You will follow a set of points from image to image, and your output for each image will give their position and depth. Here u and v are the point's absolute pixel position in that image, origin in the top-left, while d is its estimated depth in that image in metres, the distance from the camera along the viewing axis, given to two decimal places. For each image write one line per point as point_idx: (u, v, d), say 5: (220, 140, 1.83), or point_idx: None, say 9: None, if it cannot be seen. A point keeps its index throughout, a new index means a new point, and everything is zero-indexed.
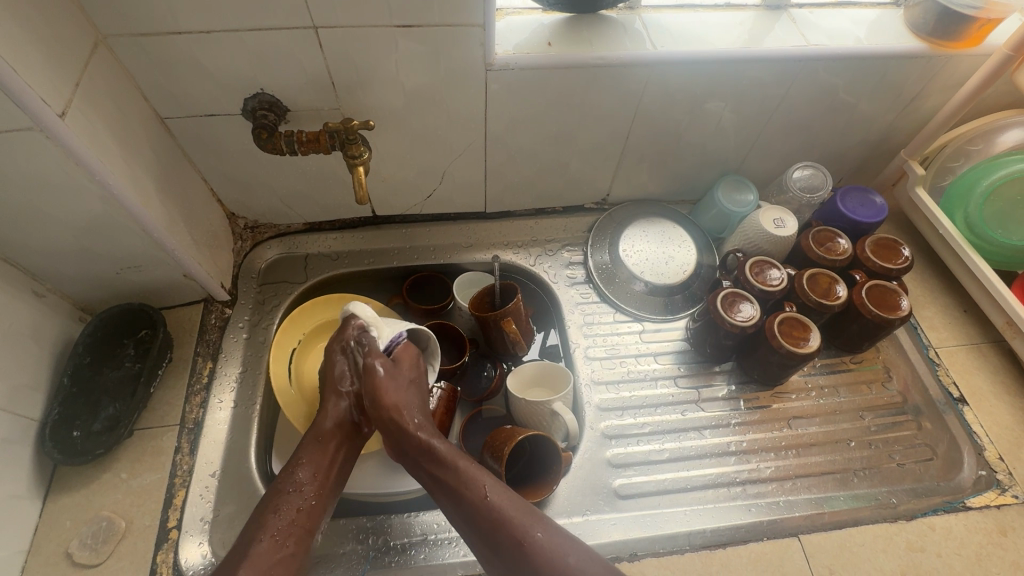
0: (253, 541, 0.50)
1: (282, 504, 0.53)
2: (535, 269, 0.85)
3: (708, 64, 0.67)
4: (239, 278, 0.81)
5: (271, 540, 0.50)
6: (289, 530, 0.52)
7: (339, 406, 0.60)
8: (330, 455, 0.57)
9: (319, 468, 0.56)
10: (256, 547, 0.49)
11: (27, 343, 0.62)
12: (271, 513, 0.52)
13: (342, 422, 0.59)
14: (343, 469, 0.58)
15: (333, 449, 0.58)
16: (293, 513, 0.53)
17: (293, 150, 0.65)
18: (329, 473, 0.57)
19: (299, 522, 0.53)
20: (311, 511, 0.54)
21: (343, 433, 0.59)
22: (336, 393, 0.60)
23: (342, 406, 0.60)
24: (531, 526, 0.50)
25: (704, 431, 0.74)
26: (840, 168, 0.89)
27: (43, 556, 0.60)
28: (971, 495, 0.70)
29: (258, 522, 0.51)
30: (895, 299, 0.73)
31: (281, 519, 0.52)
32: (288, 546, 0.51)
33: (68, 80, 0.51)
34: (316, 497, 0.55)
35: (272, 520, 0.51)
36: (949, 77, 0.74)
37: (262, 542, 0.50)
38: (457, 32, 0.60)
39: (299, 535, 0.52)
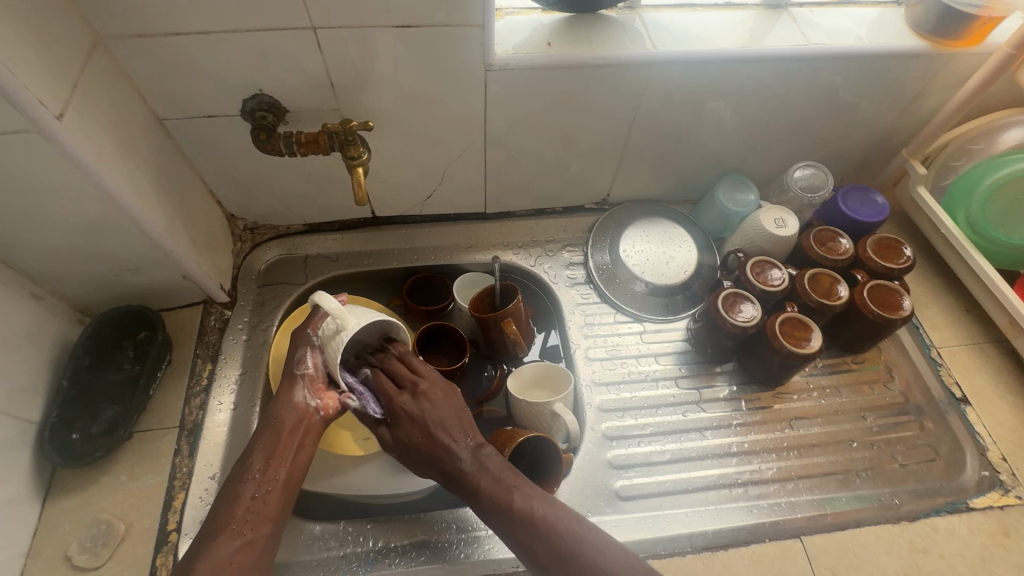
0: (210, 537, 0.50)
1: (237, 496, 0.52)
2: (536, 269, 0.85)
3: (708, 63, 0.67)
4: (239, 279, 0.80)
5: (225, 534, 0.50)
6: (245, 519, 0.51)
7: (295, 393, 0.59)
8: (287, 443, 0.56)
9: (274, 456, 0.55)
10: (210, 542, 0.49)
11: (26, 345, 0.62)
12: (229, 507, 0.52)
13: (298, 407, 0.58)
14: (305, 455, 0.57)
15: (289, 435, 0.57)
16: (252, 504, 0.52)
17: (292, 151, 0.65)
18: (286, 459, 0.55)
19: (257, 510, 0.52)
20: (271, 498, 0.53)
21: (300, 418, 0.58)
22: (292, 379, 0.60)
23: (298, 393, 0.59)
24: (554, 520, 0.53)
25: (706, 433, 0.74)
26: (842, 167, 0.89)
27: (43, 559, 0.60)
28: (974, 496, 0.70)
29: (215, 518, 0.51)
30: (897, 299, 0.72)
31: (238, 511, 0.51)
32: (247, 536, 0.51)
33: (65, 82, 0.50)
34: (273, 484, 0.54)
35: (226, 513, 0.51)
36: (951, 76, 0.73)
37: (217, 536, 0.50)
38: (456, 32, 0.60)
39: (258, 523, 0.52)
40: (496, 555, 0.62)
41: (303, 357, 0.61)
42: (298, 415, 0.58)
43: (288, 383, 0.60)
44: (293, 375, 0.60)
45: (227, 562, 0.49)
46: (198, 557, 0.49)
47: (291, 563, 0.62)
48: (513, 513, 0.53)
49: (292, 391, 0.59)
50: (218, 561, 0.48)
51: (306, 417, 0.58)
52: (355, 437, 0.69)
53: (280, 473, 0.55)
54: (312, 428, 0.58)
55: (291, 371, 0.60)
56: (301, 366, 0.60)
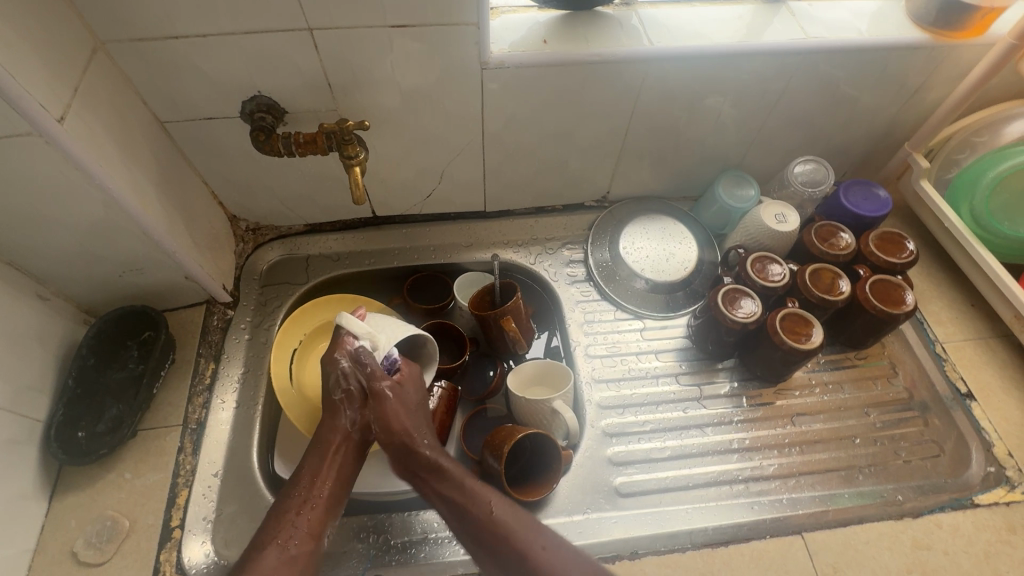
0: (256, 550, 0.51)
1: (284, 510, 0.54)
2: (535, 267, 0.85)
3: (706, 57, 0.67)
4: (242, 279, 0.81)
5: (271, 549, 0.51)
6: (290, 534, 0.52)
7: (340, 416, 0.59)
8: (332, 463, 0.57)
9: (319, 473, 0.56)
10: (256, 554, 0.50)
11: (33, 345, 0.63)
12: (276, 522, 0.53)
13: (342, 429, 0.59)
14: (348, 473, 0.58)
15: (335, 452, 0.57)
16: (297, 521, 0.53)
17: (290, 152, 0.65)
18: (333, 477, 0.56)
19: (304, 527, 0.53)
20: (315, 516, 0.54)
21: (344, 438, 0.58)
22: (333, 404, 0.59)
23: (342, 413, 0.59)
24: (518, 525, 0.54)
25: (707, 429, 0.73)
26: (844, 162, 0.88)
27: (50, 554, 0.61)
28: (979, 492, 0.69)
29: (263, 531, 0.53)
30: (900, 294, 0.72)
31: (285, 527, 0.53)
32: (291, 551, 0.52)
33: (67, 86, 0.51)
34: (318, 500, 0.55)
35: (273, 528, 0.53)
36: (952, 68, 0.73)
37: (262, 550, 0.51)
38: (452, 30, 0.60)
39: (303, 539, 0.53)
40: None
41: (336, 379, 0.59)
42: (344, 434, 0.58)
43: (330, 407, 0.60)
44: (333, 399, 0.59)
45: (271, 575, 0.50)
46: (243, 569, 0.50)
47: None
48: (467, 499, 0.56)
49: (335, 414, 0.59)
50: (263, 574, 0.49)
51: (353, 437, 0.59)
52: None
53: (324, 490, 0.56)
54: (357, 446, 0.59)
55: (329, 396, 0.60)
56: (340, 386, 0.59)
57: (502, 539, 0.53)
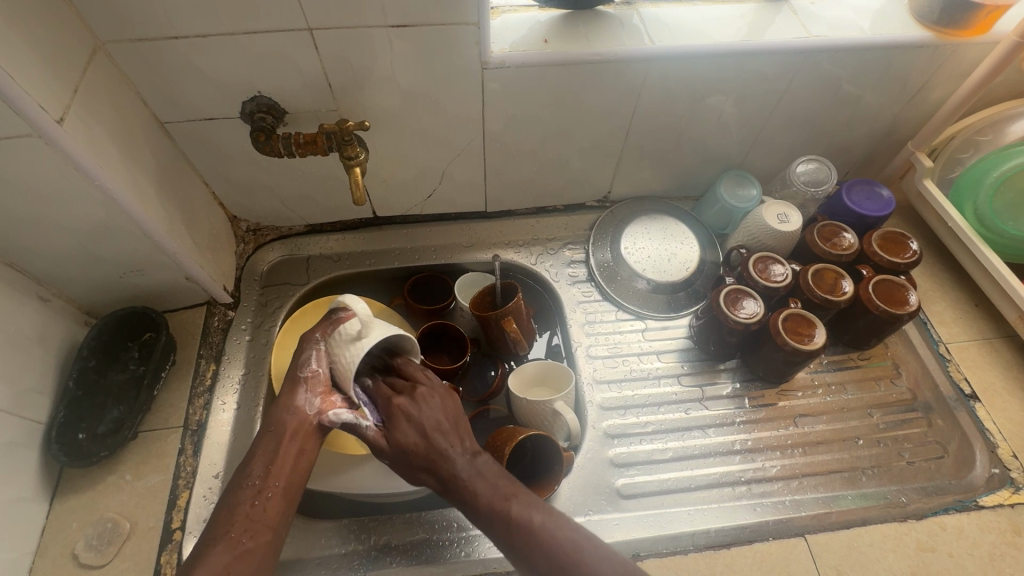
0: (208, 544, 0.47)
1: (237, 501, 0.50)
2: (537, 268, 0.85)
3: (708, 56, 0.66)
4: (243, 280, 0.81)
5: (222, 543, 0.47)
6: (244, 526, 0.49)
7: (298, 397, 0.56)
8: (288, 451, 0.54)
9: (274, 461, 0.53)
10: (206, 550, 0.46)
11: (34, 347, 0.63)
12: (228, 514, 0.49)
13: (301, 412, 0.56)
14: (306, 462, 0.55)
15: (291, 439, 0.54)
16: (252, 512, 0.50)
17: (291, 152, 0.65)
18: (290, 463, 0.53)
19: (259, 518, 0.49)
20: (271, 506, 0.51)
21: (301, 424, 0.55)
22: (295, 384, 0.57)
23: (300, 396, 0.56)
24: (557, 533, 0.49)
25: (709, 430, 0.73)
26: (846, 161, 0.87)
27: (51, 556, 0.61)
28: (983, 494, 0.68)
29: (213, 526, 0.49)
30: (903, 294, 0.71)
31: (238, 518, 0.49)
32: (246, 544, 0.48)
33: (67, 88, 0.51)
34: (274, 489, 0.52)
35: (226, 520, 0.49)
36: (956, 66, 0.72)
37: (212, 546, 0.47)
38: (453, 31, 0.60)
39: (259, 531, 0.49)
40: (497, 554, 0.62)
41: (308, 359, 0.58)
42: (303, 419, 0.55)
43: (290, 388, 0.57)
44: (295, 378, 0.57)
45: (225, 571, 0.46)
46: (192, 566, 0.46)
47: (295, 561, 0.62)
48: (508, 519, 0.50)
49: (294, 395, 0.57)
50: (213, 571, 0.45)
51: (311, 422, 0.56)
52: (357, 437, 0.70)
53: (281, 479, 0.52)
54: (315, 432, 0.56)
55: (293, 374, 0.58)
56: (306, 368, 0.58)
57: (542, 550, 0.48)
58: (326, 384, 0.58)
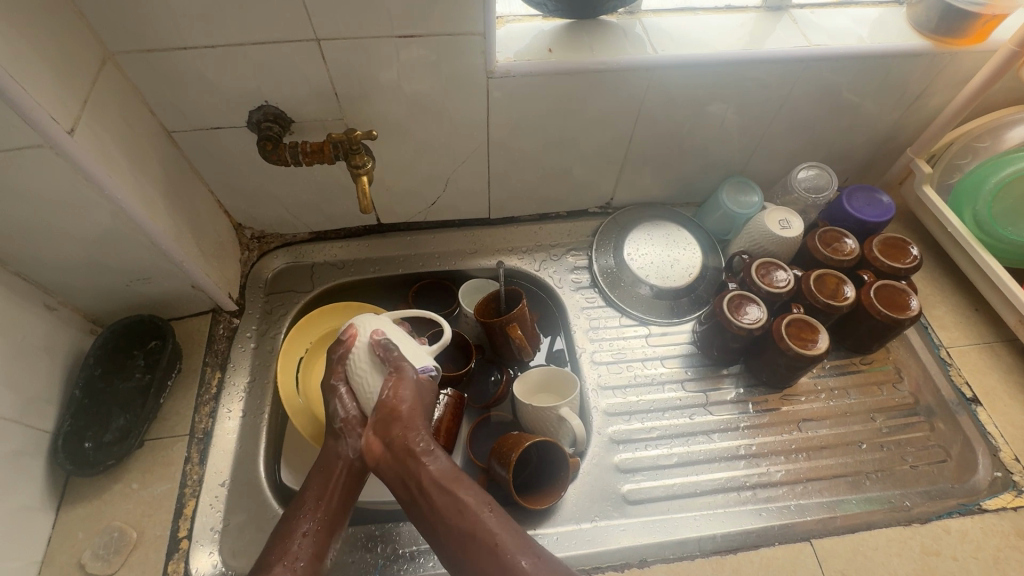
0: (262, 571, 0.49)
1: (289, 532, 0.52)
2: (540, 274, 0.85)
3: (710, 66, 0.67)
4: (247, 288, 0.81)
5: (275, 569, 0.49)
6: (294, 555, 0.50)
7: (341, 440, 0.57)
8: (335, 487, 0.54)
9: (323, 497, 0.54)
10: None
11: (40, 356, 0.63)
12: (280, 545, 0.51)
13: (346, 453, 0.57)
14: (352, 498, 0.55)
15: (337, 478, 0.55)
16: (301, 544, 0.51)
17: (297, 161, 0.66)
18: (336, 500, 0.54)
19: (308, 549, 0.51)
20: (319, 539, 0.52)
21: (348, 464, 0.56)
22: (335, 433, 0.57)
23: (344, 439, 0.57)
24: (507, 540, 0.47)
25: (713, 435, 0.73)
26: (846, 167, 0.88)
27: (57, 566, 0.60)
28: (987, 497, 0.69)
29: (267, 554, 0.51)
30: (904, 299, 0.72)
31: (290, 549, 0.51)
32: (295, 574, 0.49)
33: (77, 99, 0.52)
34: (323, 523, 0.53)
35: (278, 550, 0.50)
36: (954, 74, 0.73)
37: (268, 571, 0.49)
38: (459, 41, 0.60)
39: (308, 561, 0.50)
40: None
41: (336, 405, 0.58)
42: (348, 460, 0.56)
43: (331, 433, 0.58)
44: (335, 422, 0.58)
45: None
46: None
47: None
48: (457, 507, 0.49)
49: (338, 441, 0.57)
50: None
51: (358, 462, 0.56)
52: None
53: (329, 513, 0.53)
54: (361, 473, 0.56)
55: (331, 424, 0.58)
56: (339, 414, 0.58)
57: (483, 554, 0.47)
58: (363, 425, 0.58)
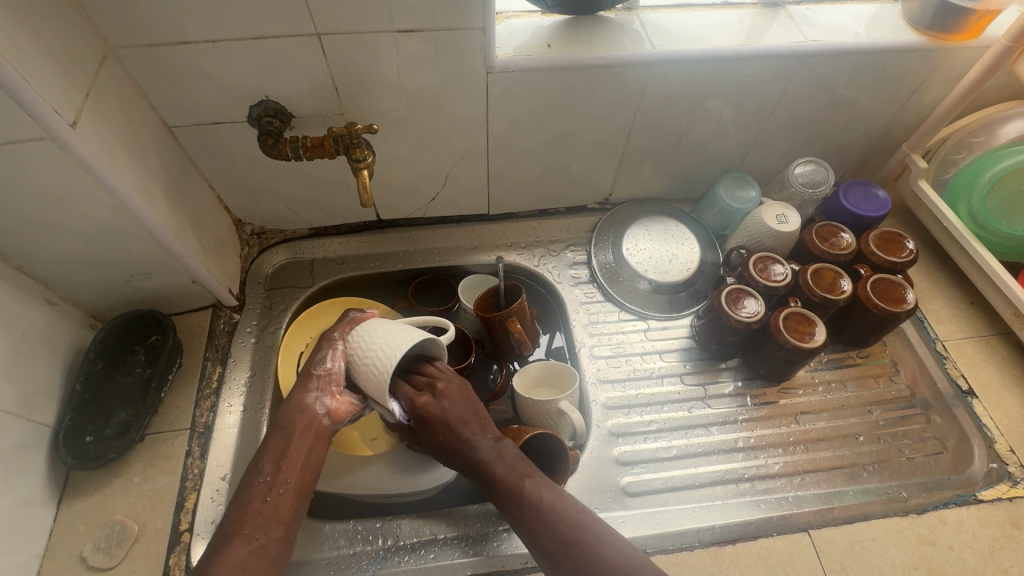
0: (222, 543, 0.48)
1: (248, 498, 0.50)
2: (540, 269, 0.86)
3: (707, 61, 0.67)
4: (247, 283, 0.81)
5: (237, 539, 0.48)
6: (256, 523, 0.49)
7: (308, 394, 0.56)
8: (298, 446, 0.54)
9: (284, 458, 0.53)
10: (221, 548, 0.47)
11: (41, 350, 0.63)
12: (239, 513, 0.49)
13: (310, 409, 0.56)
14: (316, 458, 0.55)
15: (301, 436, 0.54)
16: (264, 507, 0.50)
17: (298, 156, 0.66)
18: (298, 461, 0.53)
19: (270, 514, 0.50)
20: (283, 501, 0.51)
21: (310, 421, 0.55)
22: (306, 380, 0.57)
23: (310, 393, 0.56)
24: (565, 512, 0.54)
25: (712, 428, 0.74)
26: (842, 163, 0.89)
27: (58, 559, 0.61)
28: (982, 488, 0.69)
29: (225, 525, 0.49)
30: (900, 293, 0.72)
31: (250, 514, 0.49)
32: (260, 541, 0.48)
33: (79, 93, 0.52)
34: (286, 485, 0.52)
35: (238, 516, 0.49)
36: (948, 69, 0.74)
37: (229, 541, 0.48)
38: (458, 36, 0.61)
39: (271, 527, 0.49)
40: (505, 552, 0.63)
41: (324, 356, 0.58)
42: (311, 416, 0.55)
43: (300, 385, 0.57)
44: (305, 377, 0.57)
45: (241, 566, 0.46)
46: (210, 565, 0.46)
47: (302, 561, 0.63)
48: (521, 499, 0.55)
49: (305, 392, 0.56)
50: (232, 566, 0.46)
51: (321, 420, 0.56)
52: (363, 437, 0.70)
53: (292, 474, 0.52)
54: (325, 430, 0.56)
55: (308, 369, 0.57)
56: (320, 366, 0.57)
57: (546, 527, 0.53)
58: (339, 384, 0.57)
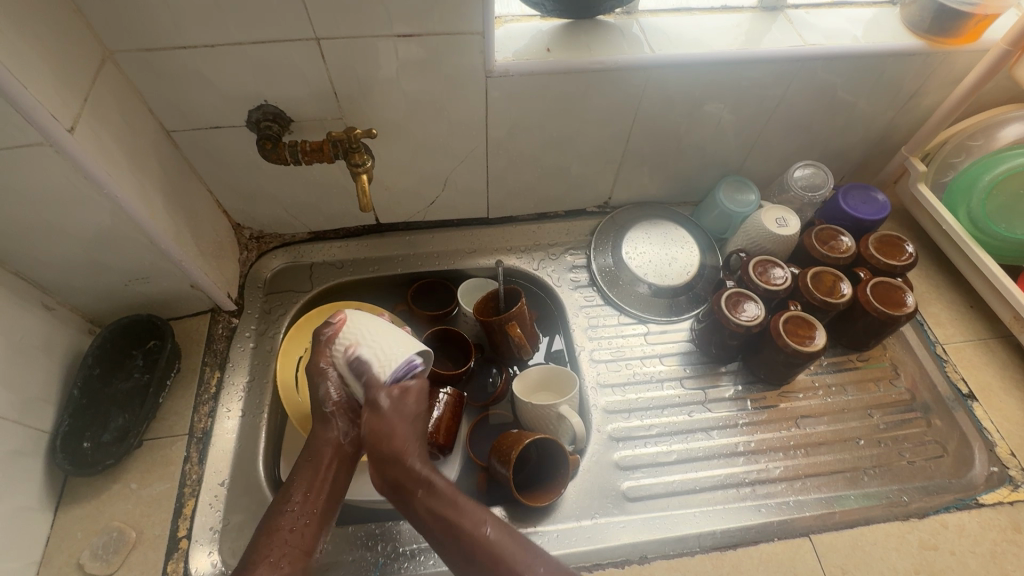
0: (248, 569, 0.49)
1: (276, 526, 0.52)
2: (539, 273, 0.86)
3: (707, 65, 0.67)
4: (246, 287, 0.81)
5: (263, 568, 0.49)
6: (283, 552, 0.51)
7: (331, 426, 0.57)
8: (323, 479, 0.55)
9: (311, 489, 0.54)
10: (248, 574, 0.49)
11: (38, 356, 0.63)
12: (264, 541, 0.51)
13: (333, 440, 0.57)
14: (339, 488, 0.56)
15: (326, 469, 0.56)
16: (290, 537, 0.52)
17: (297, 160, 0.66)
18: (325, 491, 0.55)
19: (296, 543, 0.52)
20: (308, 531, 0.53)
21: (336, 452, 0.57)
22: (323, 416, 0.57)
23: (332, 426, 0.57)
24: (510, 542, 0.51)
25: (712, 432, 0.74)
26: (842, 166, 0.89)
27: (56, 567, 0.60)
28: (983, 492, 0.69)
29: (252, 551, 0.51)
30: (900, 296, 0.72)
31: (276, 543, 0.51)
32: (284, 570, 0.50)
33: (77, 98, 0.52)
34: (311, 516, 0.54)
35: (264, 544, 0.51)
36: (947, 73, 0.74)
37: (255, 569, 0.49)
38: (458, 40, 0.61)
39: (297, 557, 0.51)
40: None
41: (328, 392, 0.57)
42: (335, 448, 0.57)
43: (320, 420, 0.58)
44: (323, 411, 0.58)
45: None
46: None
47: None
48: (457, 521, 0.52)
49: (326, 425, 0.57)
50: None
51: (344, 451, 0.57)
52: None
53: (317, 504, 0.54)
54: (348, 460, 0.57)
55: (318, 408, 0.58)
56: (329, 400, 0.57)
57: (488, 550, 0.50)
58: (352, 411, 0.58)
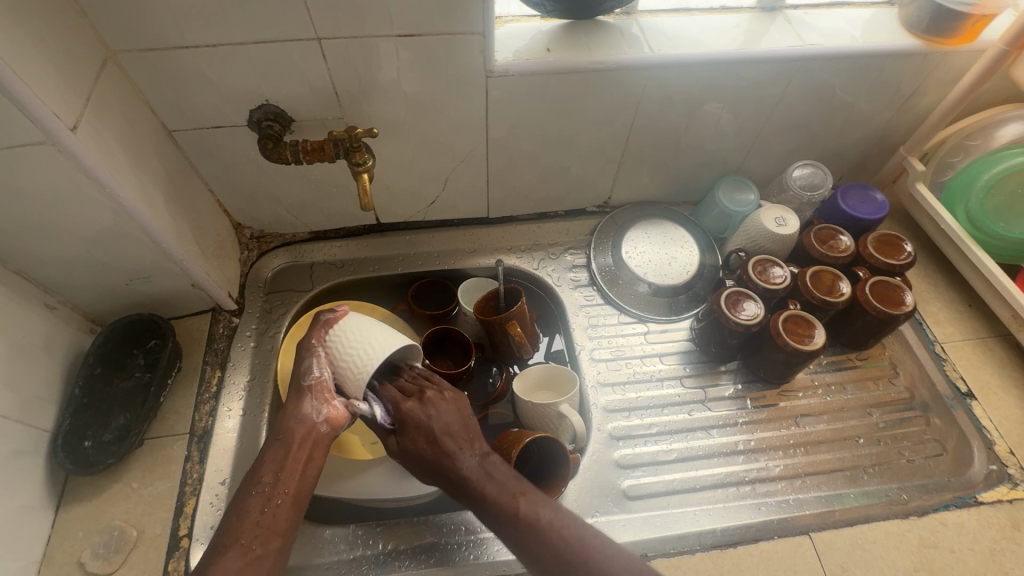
0: (219, 552, 0.48)
1: (245, 509, 0.50)
2: (539, 272, 0.86)
3: (706, 64, 0.68)
4: (247, 287, 0.81)
5: (233, 550, 0.48)
6: (254, 532, 0.49)
7: (305, 404, 0.56)
8: (296, 459, 0.54)
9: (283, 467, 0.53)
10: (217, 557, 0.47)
11: (40, 355, 0.63)
12: (236, 521, 0.50)
13: (308, 419, 0.56)
14: (314, 469, 0.55)
15: (300, 447, 0.54)
16: (261, 517, 0.50)
17: (298, 159, 0.66)
18: (297, 470, 0.53)
19: (267, 523, 0.50)
20: (281, 511, 0.51)
21: (309, 431, 0.55)
22: (300, 392, 0.57)
23: (307, 404, 0.56)
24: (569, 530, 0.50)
25: (712, 431, 0.74)
26: (840, 166, 0.89)
27: (56, 565, 0.60)
28: (983, 490, 0.69)
29: (224, 532, 0.49)
30: (899, 295, 0.73)
31: (247, 523, 0.49)
32: (256, 552, 0.48)
33: (79, 97, 0.52)
34: (283, 495, 0.52)
35: (236, 525, 0.49)
36: (945, 73, 0.74)
37: (224, 552, 0.47)
38: (458, 40, 0.61)
39: (268, 538, 0.49)
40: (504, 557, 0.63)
41: (309, 367, 0.58)
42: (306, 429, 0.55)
43: (295, 397, 0.57)
44: (300, 388, 0.57)
45: None
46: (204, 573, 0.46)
47: (302, 566, 0.62)
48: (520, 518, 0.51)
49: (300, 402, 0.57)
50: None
51: (320, 430, 0.56)
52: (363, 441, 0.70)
53: (290, 485, 0.52)
54: (324, 440, 0.56)
55: (299, 382, 0.58)
56: (310, 376, 0.57)
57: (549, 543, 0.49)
58: (331, 390, 0.58)
